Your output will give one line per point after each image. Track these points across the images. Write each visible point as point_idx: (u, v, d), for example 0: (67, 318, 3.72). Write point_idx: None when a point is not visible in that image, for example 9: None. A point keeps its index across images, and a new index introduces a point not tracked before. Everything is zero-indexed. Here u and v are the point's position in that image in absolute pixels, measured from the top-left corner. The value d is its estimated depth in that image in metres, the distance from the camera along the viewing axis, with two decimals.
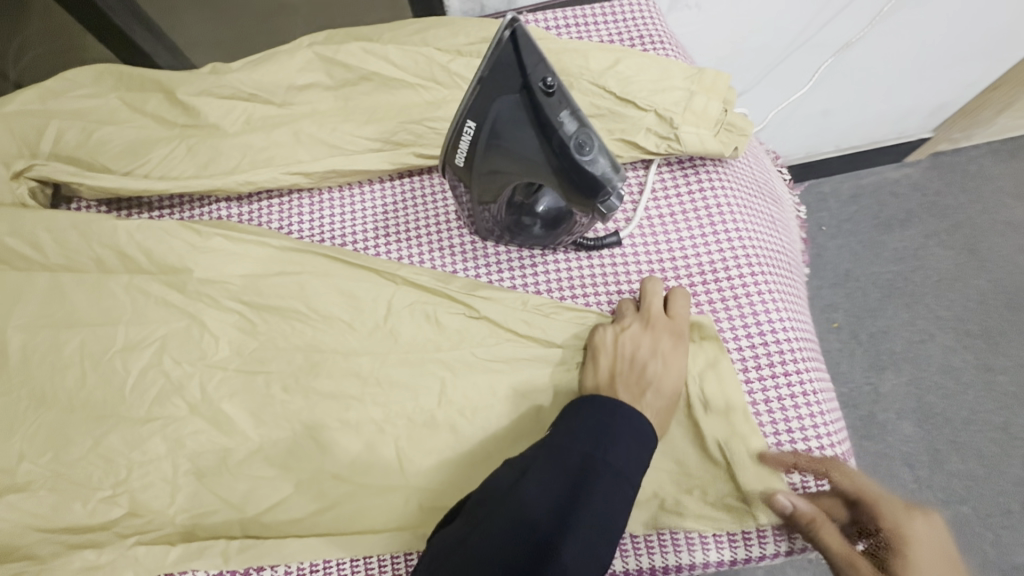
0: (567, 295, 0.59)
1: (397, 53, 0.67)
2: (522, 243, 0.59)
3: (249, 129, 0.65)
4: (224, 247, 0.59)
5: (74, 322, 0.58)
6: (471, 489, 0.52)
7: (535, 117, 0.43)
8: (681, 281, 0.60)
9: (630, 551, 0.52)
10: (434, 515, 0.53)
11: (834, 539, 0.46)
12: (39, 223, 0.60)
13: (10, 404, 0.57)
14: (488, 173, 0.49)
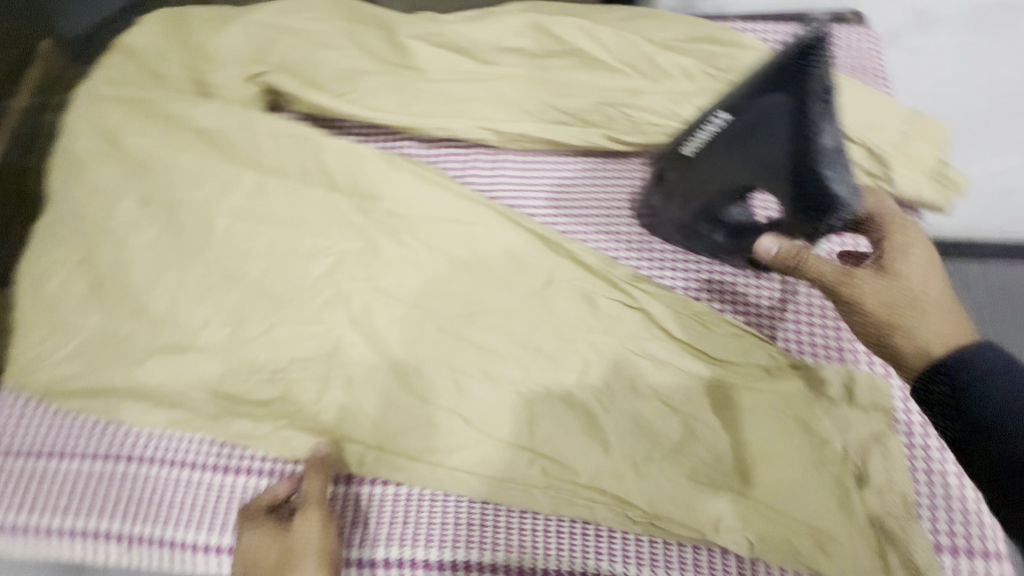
0: (726, 307, 0.60)
1: (607, 35, 0.67)
2: (695, 249, 0.60)
3: (451, 78, 0.67)
4: (415, 183, 0.65)
5: (272, 220, 0.65)
6: (595, 470, 0.54)
7: (800, 122, 0.49)
8: (855, 327, 0.57)
9: (659, 560, 0.54)
10: (553, 485, 0.54)
11: (871, 303, 0.50)
12: (264, 125, 0.67)
13: (204, 276, 0.64)
14: (711, 166, 0.54)
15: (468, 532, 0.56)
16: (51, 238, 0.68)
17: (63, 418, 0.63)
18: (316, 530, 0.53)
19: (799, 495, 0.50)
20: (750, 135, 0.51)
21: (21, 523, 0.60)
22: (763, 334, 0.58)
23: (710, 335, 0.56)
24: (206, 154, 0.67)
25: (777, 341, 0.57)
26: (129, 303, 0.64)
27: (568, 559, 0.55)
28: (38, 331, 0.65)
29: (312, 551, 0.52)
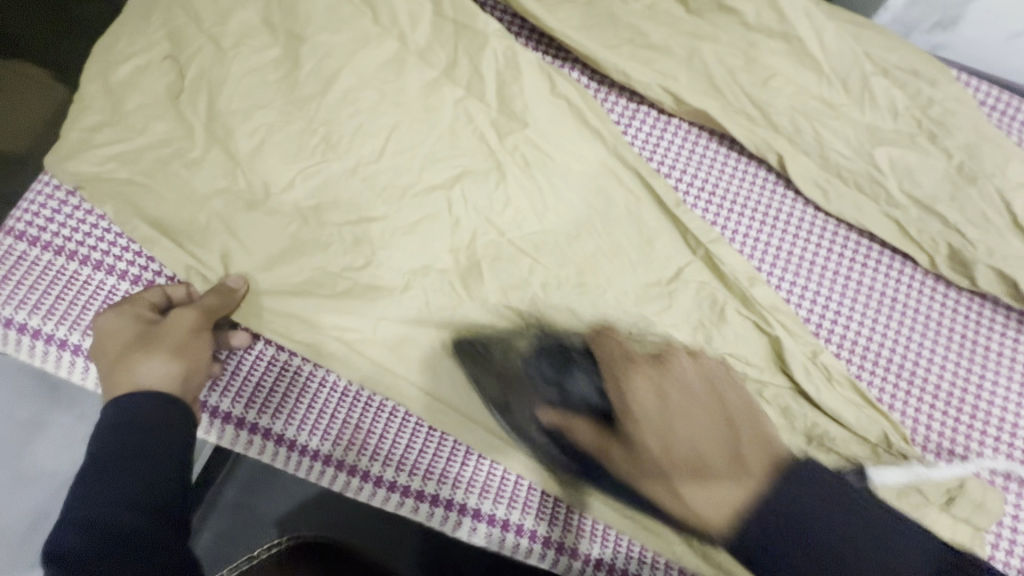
0: (852, 362, 0.55)
1: (831, 35, 0.59)
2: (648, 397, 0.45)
3: (649, 18, 0.59)
4: (569, 117, 0.57)
5: (399, 101, 0.57)
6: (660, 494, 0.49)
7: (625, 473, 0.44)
8: (975, 429, 0.53)
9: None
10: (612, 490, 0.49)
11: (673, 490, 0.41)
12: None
13: (306, 131, 0.55)
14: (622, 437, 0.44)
15: (525, 496, 0.50)
16: (144, 19, 0.58)
17: (92, 221, 0.53)
18: (187, 325, 0.46)
19: None
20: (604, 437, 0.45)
21: (23, 322, 0.50)
22: (883, 401, 0.54)
23: (830, 391, 0.51)
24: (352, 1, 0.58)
25: (896, 411, 0.53)
26: (212, 126, 0.55)
27: (622, 559, 0.49)
28: (92, 111, 0.55)
29: (174, 339, 0.45)
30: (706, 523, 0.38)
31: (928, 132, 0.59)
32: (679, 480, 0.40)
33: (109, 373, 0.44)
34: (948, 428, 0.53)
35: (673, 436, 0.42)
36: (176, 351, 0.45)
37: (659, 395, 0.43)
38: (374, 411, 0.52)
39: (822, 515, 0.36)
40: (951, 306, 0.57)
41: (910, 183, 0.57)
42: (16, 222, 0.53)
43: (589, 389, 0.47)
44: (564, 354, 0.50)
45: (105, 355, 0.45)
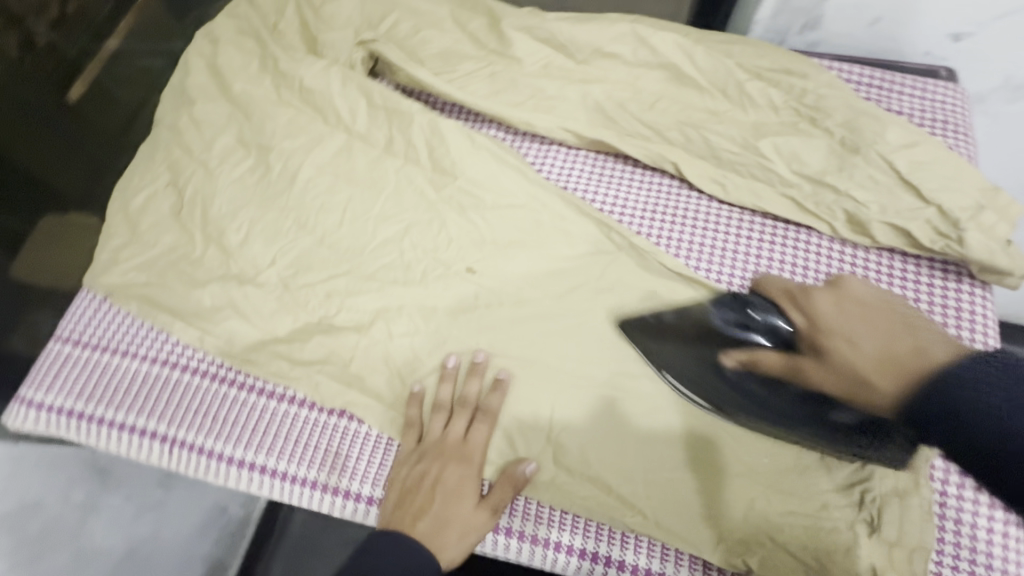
0: None
1: (701, 56, 0.69)
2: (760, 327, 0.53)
3: (544, 74, 0.71)
4: (491, 162, 0.68)
5: (352, 181, 0.69)
6: (613, 473, 0.55)
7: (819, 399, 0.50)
8: None
9: (631, 544, 0.55)
10: (570, 474, 0.56)
11: (823, 381, 0.48)
12: (361, 92, 0.72)
13: (281, 219, 0.68)
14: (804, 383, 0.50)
15: None
16: (150, 157, 0.73)
17: (124, 320, 0.67)
18: (482, 514, 0.55)
19: (808, 544, 0.51)
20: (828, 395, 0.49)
21: (73, 408, 0.63)
22: None
23: None
24: (304, 111, 0.72)
25: None
26: (206, 229, 0.68)
27: (580, 539, 0.56)
28: (115, 236, 0.69)
29: (469, 526, 0.55)
30: (884, 403, 0.44)
31: (806, 117, 0.66)
32: (873, 379, 0.45)
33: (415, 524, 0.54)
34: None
35: (854, 354, 0.47)
36: (470, 535, 0.55)
37: (850, 339, 0.48)
38: (352, 438, 0.61)
39: (953, 387, 0.39)
40: (863, 264, 0.63)
41: (797, 163, 0.64)
42: (63, 330, 0.67)
43: (779, 322, 0.52)
44: (742, 299, 0.55)
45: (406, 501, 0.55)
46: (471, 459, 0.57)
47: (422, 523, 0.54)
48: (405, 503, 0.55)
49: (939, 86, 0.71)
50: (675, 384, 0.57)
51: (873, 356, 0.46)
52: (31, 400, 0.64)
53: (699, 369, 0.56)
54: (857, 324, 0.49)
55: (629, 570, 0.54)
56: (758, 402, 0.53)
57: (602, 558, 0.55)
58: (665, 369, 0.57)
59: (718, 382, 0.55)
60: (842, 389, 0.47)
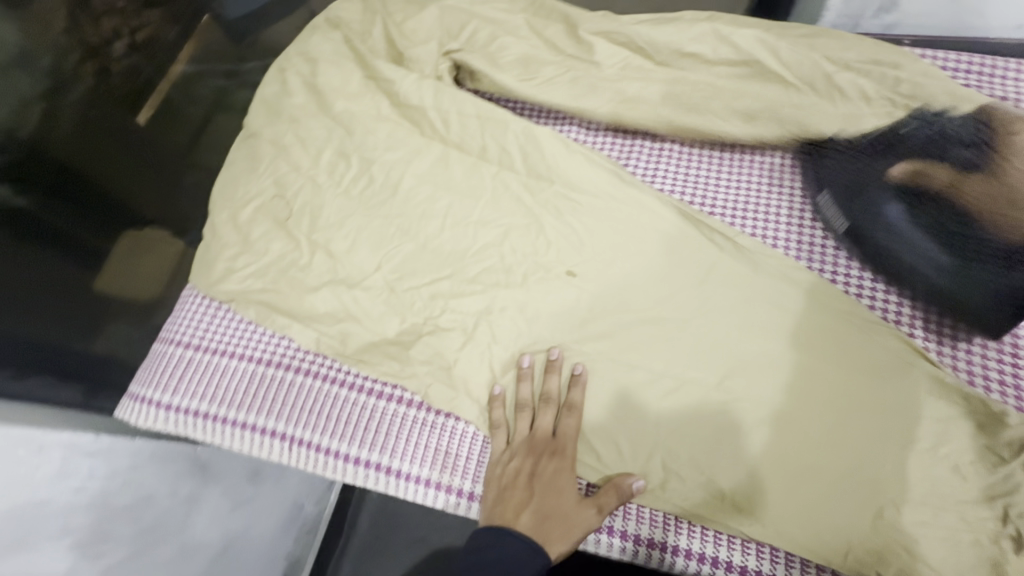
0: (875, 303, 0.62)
1: (788, 53, 0.70)
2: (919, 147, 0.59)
3: (624, 77, 0.75)
4: (585, 165, 0.69)
5: (450, 187, 0.72)
6: (732, 478, 0.53)
7: (925, 224, 0.56)
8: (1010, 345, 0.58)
9: (754, 552, 0.54)
10: (690, 476, 0.55)
11: (978, 185, 0.54)
12: (451, 103, 0.75)
13: (383, 226, 0.71)
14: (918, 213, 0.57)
15: None
16: (254, 171, 0.78)
17: (238, 325, 0.70)
18: (582, 513, 0.54)
19: (959, 555, 0.47)
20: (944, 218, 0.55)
21: (196, 408, 0.67)
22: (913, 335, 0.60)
23: (866, 348, 0.56)
24: (402, 125, 0.76)
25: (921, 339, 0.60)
26: (313, 236, 0.72)
27: (696, 543, 0.55)
28: (228, 246, 0.73)
29: (569, 521, 0.54)
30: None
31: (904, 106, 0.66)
32: None
33: (509, 516, 0.54)
34: (992, 368, 0.57)
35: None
36: (568, 533, 0.53)
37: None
38: (460, 437, 0.62)
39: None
40: None
41: None
42: (182, 336, 0.71)
43: (967, 138, 0.57)
44: (960, 135, 0.58)
45: (500, 493, 0.56)
46: (564, 451, 0.57)
47: (524, 518, 0.54)
48: (505, 500, 0.55)
49: None
50: (832, 225, 0.65)
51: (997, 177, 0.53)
52: (158, 401, 0.68)
53: (829, 154, 0.66)
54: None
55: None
56: (846, 185, 0.64)
57: (722, 565, 0.54)
58: (823, 194, 0.67)
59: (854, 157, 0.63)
60: (946, 181, 0.56)
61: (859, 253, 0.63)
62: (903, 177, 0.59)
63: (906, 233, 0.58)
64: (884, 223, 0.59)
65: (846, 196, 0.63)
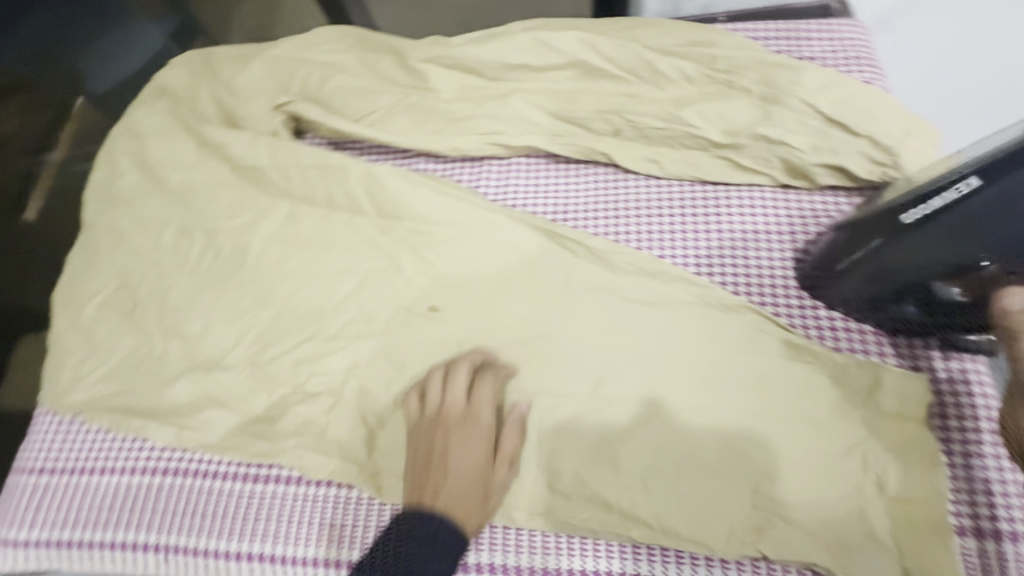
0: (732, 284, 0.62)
1: (611, 48, 0.70)
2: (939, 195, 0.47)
3: (461, 99, 0.72)
4: (431, 195, 0.68)
5: (300, 243, 0.68)
6: (617, 482, 0.53)
7: (939, 261, 0.49)
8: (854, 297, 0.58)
9: (658, 558, 0.53)
10: (578, 492, 0.54)
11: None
12: (289, 158, 0.72)
13: (236, 300, 0.67)
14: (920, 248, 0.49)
15: (506, 538, 0.55)
16: (92, 267, 0.72)
17: (95, 436, 0.64)
18: (498, 467, 0.55)
19: (825, 509, 0.49)
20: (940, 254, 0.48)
21: (60, 538, 0.61)
22: (770, 309, 0.60)
23: (722, 324, 0.57)
24: (243, 188, 0.72)
25: (777, 311, 0.59)
26: (165, 325, 0.67)
27: (591, 560, 0.54)
28: (75, 353, 0.67)
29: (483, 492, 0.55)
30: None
31: (723, 81, 0.67)
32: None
33: (432, 482, 0.54)
34: (844, 325, 0.58)
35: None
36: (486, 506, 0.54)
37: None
38: (346, 504, 0.59)
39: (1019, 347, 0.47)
40: (803, 212, 0.63)
41: (724, 124, 0.65)
42: (36, 461, 0.65)
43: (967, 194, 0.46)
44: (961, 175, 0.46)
45: (421, 460, 0.56)
46: (478, 420, 0.56)
47: (438, 505, 0.53)
48: (424, 479, 0.55)
49: (840, 23, 0.72)
50: (917, 191, 0.49)
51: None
52: (17, 539, 0.62)
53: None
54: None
55: None
56: (994, 204, 0.46)
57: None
58: (972, 176, 0.46)
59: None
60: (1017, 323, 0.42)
61: (879, 239, 0.50)
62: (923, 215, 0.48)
63: (931, 258, 0.49)
64: (887, 251, 0.50)
65: (989, 227, 0.47)
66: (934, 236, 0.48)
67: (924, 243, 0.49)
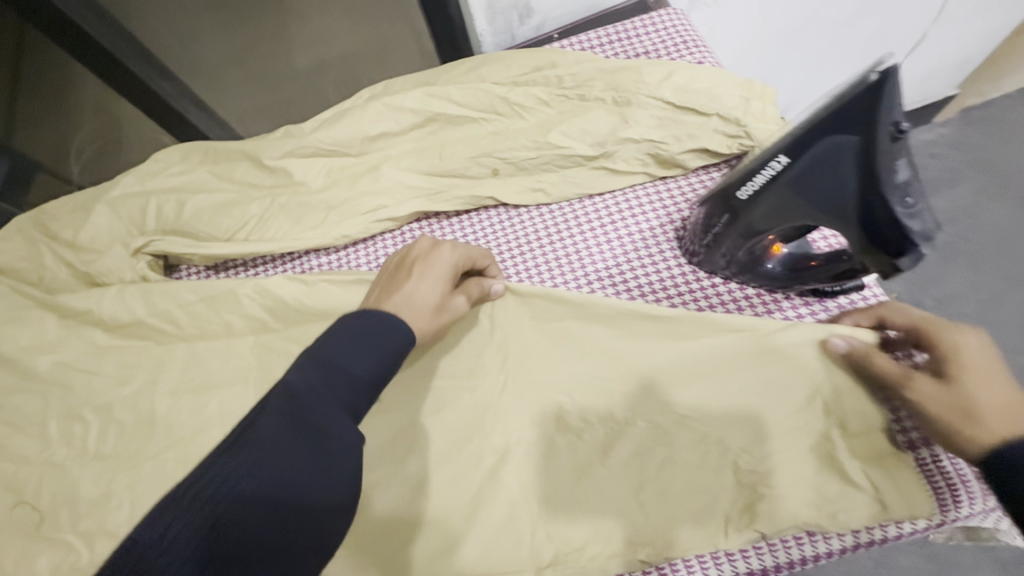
0: (644, 286, 0.63)
1: (462, 94, 0.71)
2: (760, 169, 0.46)
3: (332, 184, 0.70)
4: (331, 288, 0.64)
5: (212, 384, 0.63)
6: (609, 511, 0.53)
7: (788, 221, 0.48)
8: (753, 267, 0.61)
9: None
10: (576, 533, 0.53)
11: (885, 363, 0.47)
12: (170, 299, 0.66)
13: (155, 469, 0.60)
14: (768, 212, 0.48)
15: None
16: None
17: None
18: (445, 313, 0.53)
19: (798, 465, 0.51)
20: (786, 214, 0.48)
21: None
22: (686, 300, 0.61)
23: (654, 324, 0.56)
24: (131, 345, 0.66)
25: (693, 300, 0.61)
26: (80, 528, 0.58)
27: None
28: None
29: (438, 291, 0.52)
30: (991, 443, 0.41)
31: (575, 96, 0.69)
32: (953, 399, 0.43)
33: (388, 284, 0.52)
34: (753, 296, 0.60)
35: (971, 387, 0.42)
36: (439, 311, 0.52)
37: (959, 331, 0.44)
38: None
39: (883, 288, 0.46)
40: (683, 200, 0.67)
41: (589, 138, 0.67)
42: None
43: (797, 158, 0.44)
44: (790, 143, 0.44)
45: (391, 270, 0.54)
46: (448, 251, 0.55)
47: (397, 297, 0.49)
48: (386, 286, 0.52)
49: (658, 14, 0.77)
50: (745, 167, 0.48)
51: (903, 375, 0.46)
52: None
53: (824, 146, 0.43)
54: (939, 395, 0.43)
55: None
56: (805, 174, 0.45)
57: None
58: (782, 152, 0.45)
59: (841, 176, 0.43)
60: (858, 348, 0.49)
61: (729, 214, 0.51)
62: (755, 192, 0.48)
63: (776, 226, 0.49)
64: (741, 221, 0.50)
65: (810, 194, 0.45)
66: (770, 205, 0.48)
67: (770, 209, 0.48)
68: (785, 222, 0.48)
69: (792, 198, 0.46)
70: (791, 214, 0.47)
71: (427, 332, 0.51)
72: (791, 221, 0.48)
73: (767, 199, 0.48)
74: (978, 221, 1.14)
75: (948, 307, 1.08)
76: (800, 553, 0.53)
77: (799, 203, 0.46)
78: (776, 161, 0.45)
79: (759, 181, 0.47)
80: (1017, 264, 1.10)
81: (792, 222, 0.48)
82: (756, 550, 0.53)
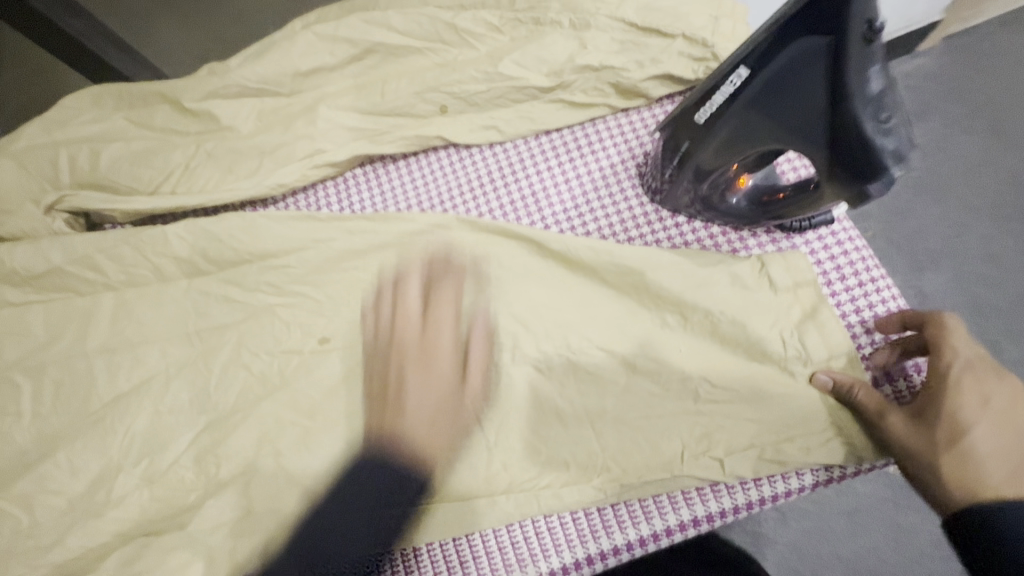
0: (604, 227, 0.59)
1: (403, 20, 0.63)
2: (719, 85, 0.44)
3: (264, 127, 0.63)
4: (272, 225, 0.59)
5: (144, 338, 0.58)
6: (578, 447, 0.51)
7: (754, 146, 0.45)
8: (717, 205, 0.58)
9: (641, 516, 0.51)
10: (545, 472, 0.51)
11: (867, 395, 0.46)
12: (90, 246, 0.60)
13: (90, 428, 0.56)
14: (732, 135, 0.45)
15: (490, 560, 0.51)
16: None
17: None
18: (455, 407, 0.49)
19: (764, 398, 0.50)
20: (751, 136, 0.45)
21: None
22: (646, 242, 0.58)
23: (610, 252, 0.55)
24: (52, 299, 0.60)
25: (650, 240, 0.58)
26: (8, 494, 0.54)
27: (570, 552, 0.51)
28: None
29: (446, 365, 0.50)
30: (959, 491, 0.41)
31: (528, 20, 0.62)
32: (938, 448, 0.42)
33: (384, 370, 0.51)
34: (718, 234, 0.57)
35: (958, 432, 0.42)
36: (450, 408, 0.49)
37: (963, 372, 0.43)
38: None
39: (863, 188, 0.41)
40: (644, 132, 0.62)
41: (544, 66, 0.61)
42: None
43: (759, 69, 0.42)
44: (748, 53, 0.42)
45: (382, 345, 0.51)
46: (454, 273, 0.53)
47: (400, 419, 0.47)
48: (386, 405, 0.49)
49: None
50: (705, 87, 0.46)
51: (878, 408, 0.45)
52: None
53: (792, 50, 0.40)
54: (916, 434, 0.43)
55: (657, 538, 0.50)
56: (766, 89, 0.43)
57: (617, 550, 0.51)
58: (743, 64, 0.43)
59: (810, 84, 0.41)
60: (842, 381, 0.48)
61: (690, 143, 0.47)
62: (717, 112, 0.45)
63: (741, 151, 0.46)
64: (704, 147, 0.47)
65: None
66: (736, 125, 0.45)
67: (735, 131, 0.45)
68: (752, 146, 0.45)
69: (757, 117, 0.44)
70: (758, 134, 0.44)
71: (437, 443, 0.48)
72: (759, 145, 0.45)
73: (731, 121, 0.45)
74: (953, 152, 1.11)
75: (916, 243, 1.07)
76: (760, 495, 0.50)
77: (764, 121, 0.44)
78: (739, 72, 0.43)
79: (721, 99, 0.44)
80: (988, 194, 1.09)
81: (758, 146, 0.45)
82: (714, 492, 0.50)
